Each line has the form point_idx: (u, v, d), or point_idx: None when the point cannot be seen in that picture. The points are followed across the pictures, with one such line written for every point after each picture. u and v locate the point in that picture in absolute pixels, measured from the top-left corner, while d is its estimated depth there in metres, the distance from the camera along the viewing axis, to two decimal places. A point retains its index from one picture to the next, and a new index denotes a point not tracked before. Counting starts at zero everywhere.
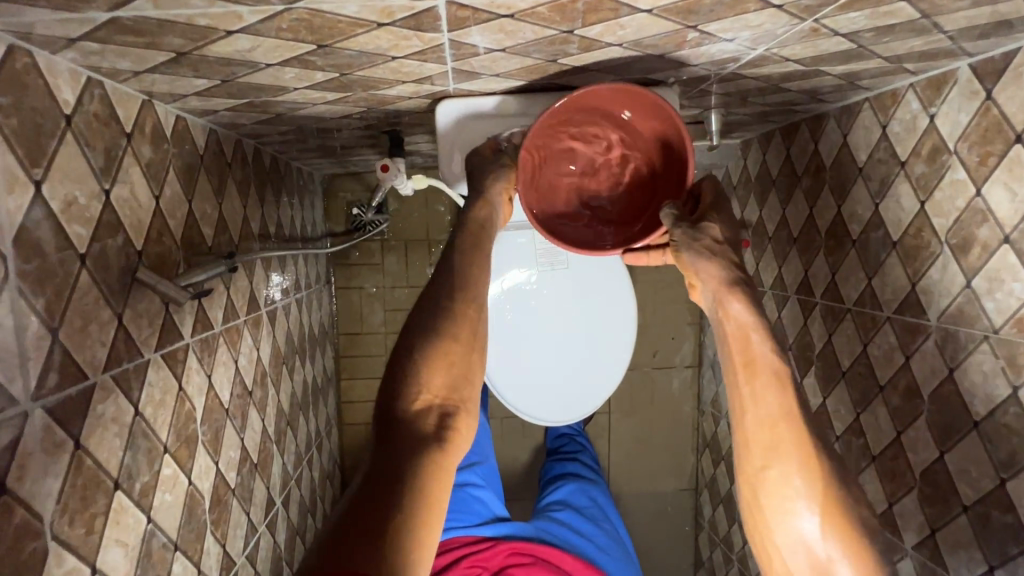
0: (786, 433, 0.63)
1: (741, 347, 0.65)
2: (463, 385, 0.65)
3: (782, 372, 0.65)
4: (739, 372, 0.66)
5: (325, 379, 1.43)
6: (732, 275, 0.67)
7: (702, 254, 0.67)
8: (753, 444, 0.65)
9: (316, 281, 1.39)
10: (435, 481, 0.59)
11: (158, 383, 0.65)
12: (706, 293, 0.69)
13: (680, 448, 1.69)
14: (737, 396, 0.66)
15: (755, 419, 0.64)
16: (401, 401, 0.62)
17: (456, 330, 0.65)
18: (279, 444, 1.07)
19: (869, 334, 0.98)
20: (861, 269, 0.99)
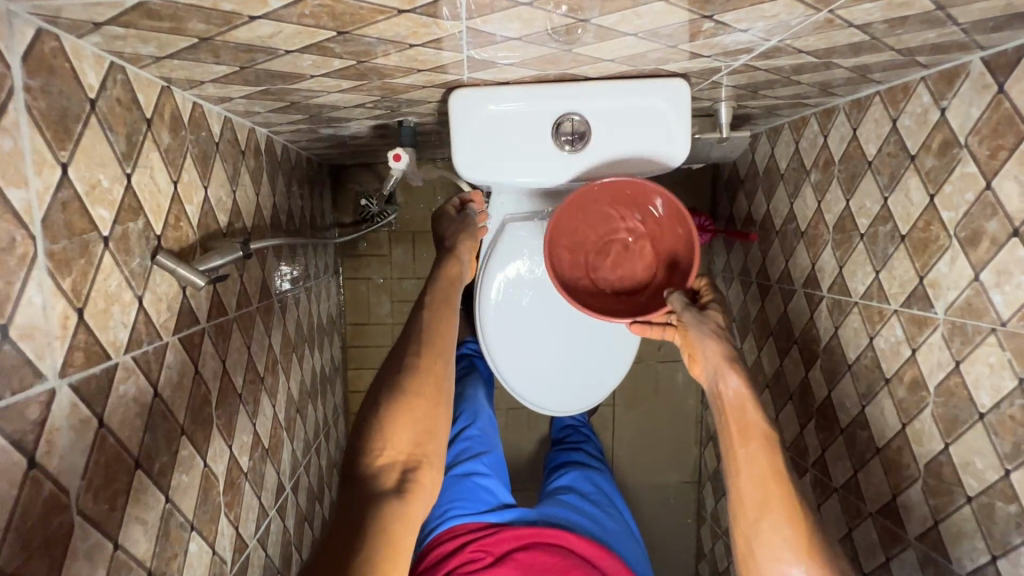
0: (777, 490, 0.72)
1: (737, 415, 0.75)
2: (426, 438, 0.70)
3: (770, 437, 0.74)
4: (735, 438, 0.75)
5: (333, 369, 1.44)
6: (730, 353, 0.78)
7: (709, 333, 0.79)
8: (748, 499, 0.73)
9: (324, 271, 1.40)
10: (401, 525, 0.63)
11: (175, 366, 0.66)
12: (707, 368, 0.79)
13: (683, 441, 1.71)
14: (731, 457, 0.75)
15: (750, 478, 0.73)
16: (364, 458, 0.67)
17: (418, 387, 0.71)
18: (289, 431, 1.08)
19: (875, 327, 0.98)
20: (868, 263, 1.00)
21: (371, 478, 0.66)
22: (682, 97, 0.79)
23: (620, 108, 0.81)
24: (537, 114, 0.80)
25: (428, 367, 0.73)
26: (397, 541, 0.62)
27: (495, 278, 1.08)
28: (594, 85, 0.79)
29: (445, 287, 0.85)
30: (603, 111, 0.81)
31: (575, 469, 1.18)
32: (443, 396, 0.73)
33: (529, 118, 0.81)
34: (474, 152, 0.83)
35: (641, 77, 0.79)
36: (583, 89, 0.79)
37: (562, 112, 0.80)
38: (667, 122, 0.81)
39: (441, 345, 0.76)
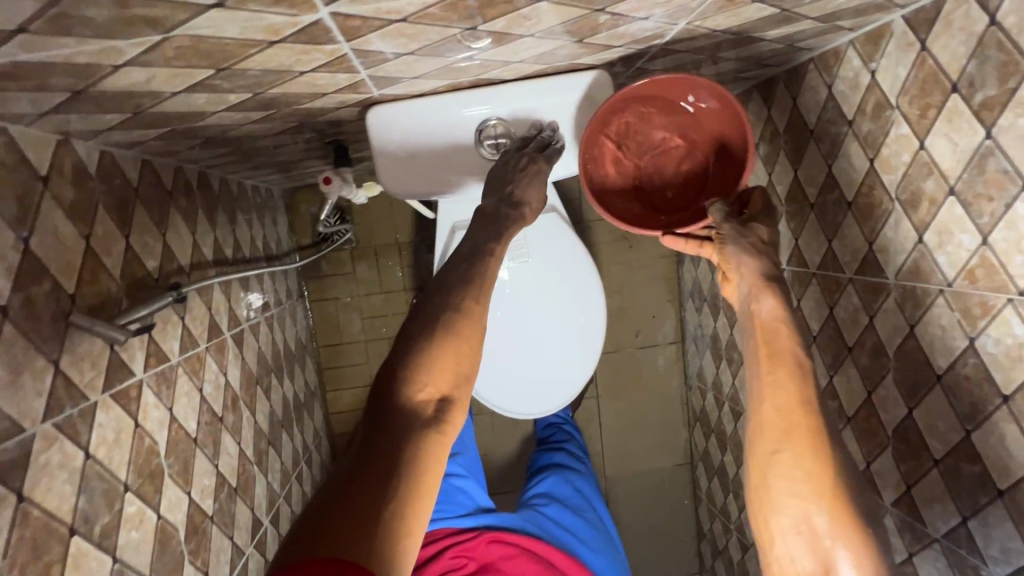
0: (802, 421, 0.63)
1: (768, 337, 0.66)
2: (467, 376, 0.61)
3: (805, 367, 0.65)
4: (770, 363, 0.65)
5: (308, 393, 1.43)
6: (768, 271, 0.68)
7: (746, 248, 0.69)
8: (768, 428, 0.64)
9: (288, 297, 1.38)
10: (431, 470, 0.55)
11: (109, 423, 0.65)
12: (740, 286, 0.69)
13: (672, 424, 1.70)
14: (756, 383, 0.66)
15: (773, 407, 0.64)
16: (400, 390, 0.58)
17: (464, 325, 0.62)
18: (261, 465, 1.07)
19: (834, 296, 0.97)
20: (821, 233, 0.99)
21: (405, 413, 0.56)
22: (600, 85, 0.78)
23: (541, 104, 0.79)
24: (461, 121, 0.79)
25: (466, 318, 0.63)
26: (426, 489, 0.54)
27: None
28: (514, 87, 0.78)
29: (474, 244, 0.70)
30: (526, 110, 0.80)
31: (554, 471, 1.17)
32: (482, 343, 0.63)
33: (453, 128, 0.79)
34: (403, 170, 0.82)
35: (556, 72, 0.78)
36: (497, 91, 0.78)
37: (486, 118, 0.79)
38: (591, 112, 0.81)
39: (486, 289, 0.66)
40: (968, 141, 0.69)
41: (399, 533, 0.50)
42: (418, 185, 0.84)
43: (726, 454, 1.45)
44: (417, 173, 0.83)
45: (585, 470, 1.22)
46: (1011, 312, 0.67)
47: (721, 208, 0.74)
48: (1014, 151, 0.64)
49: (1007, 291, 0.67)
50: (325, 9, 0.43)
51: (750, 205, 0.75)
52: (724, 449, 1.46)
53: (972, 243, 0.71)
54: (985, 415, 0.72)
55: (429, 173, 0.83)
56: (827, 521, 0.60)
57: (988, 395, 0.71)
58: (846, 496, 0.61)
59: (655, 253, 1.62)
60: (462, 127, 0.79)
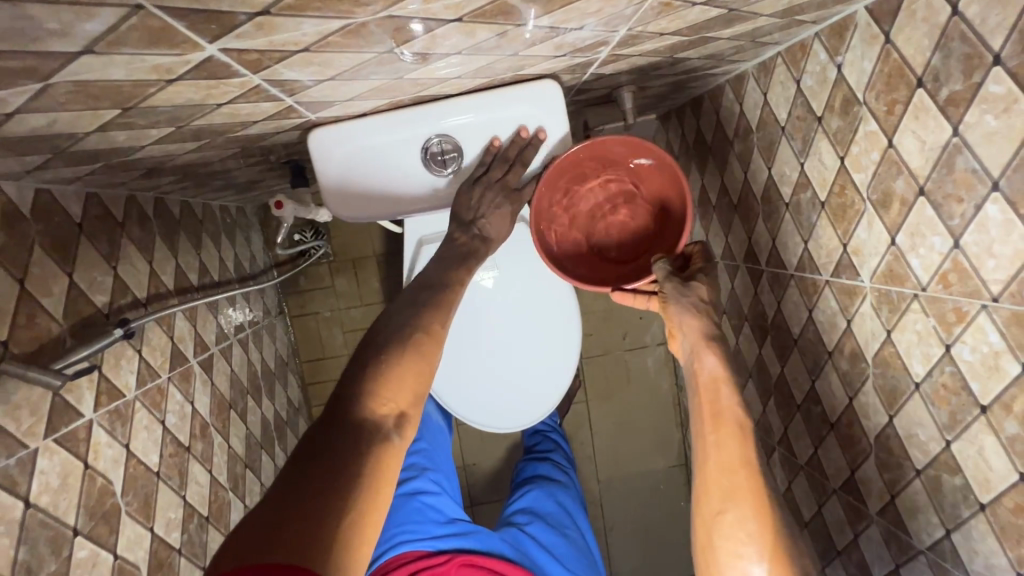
0: (744, 480, 0.67)
1: (710, 396, 0.71)
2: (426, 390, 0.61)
3: (744, 426, 0.70)
4: (718, 421, 0.70)
5: (291, 411, 1.42)
6: (710, 330, 0.74)
7: (689, 308, 0.75)
8: (713, 488, 0.67)
9: (266, 315, 1.36)
10: (387, 474, 0.53)
11: (53, 469, 0.64)
12: (684, 344, 0.76)
13: (664, 426, 1.68)
14: (699, 442, 0.70)
15: (716, 464, 0.68)
16: (360, 402, 0.56)
17: (427, 349, 0.64)
18: (236, 490, 1.06)
19: (812, 299, 0.94)
20: (797, 233, 0.95)
21: (361, 426, 0.55)
22: (550, 98, 0.76)
23: (492, 119, 0.77)
24: (406, 140, 0.76)
25: (425, 346, 0.64)
26: (383, 500, 0.52)
27: None
28: (461, 102, 0.75)
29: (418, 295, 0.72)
30: (474, 126, 0.77)
31: (537, 484, 1.16)
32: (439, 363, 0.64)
33: (397, 146, 0.76)
34: (348, 190, 0.79)
35: (505, 85, 0.75)
36: (445, 107, 0.75)
37: (432, 135, 0.76)
38: (545, 124, 0.78)
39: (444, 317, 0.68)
40: (936, 138, 0.65)
41: (352, 540, 0.47)
42: (366, 206, 0.81)
43: None
44: (361, 199, 0.80)
45: (568, 483, 1.20)
46: (985, 319, 0.63)
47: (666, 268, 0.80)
48: (981, 150, 0.60)
49: (981, 297, 0.63)
50: (213, 47, 0.41)
51: (691, 261, 0.81)
52: None
53: (944, 246, 0.67)
54: (963, 425, 0.69)
55: (374, 193, 0.80)
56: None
57: (966, 404, 0.68)
58: (787, 555, 0.64)
59: None
60: (408, 145, 0.76)
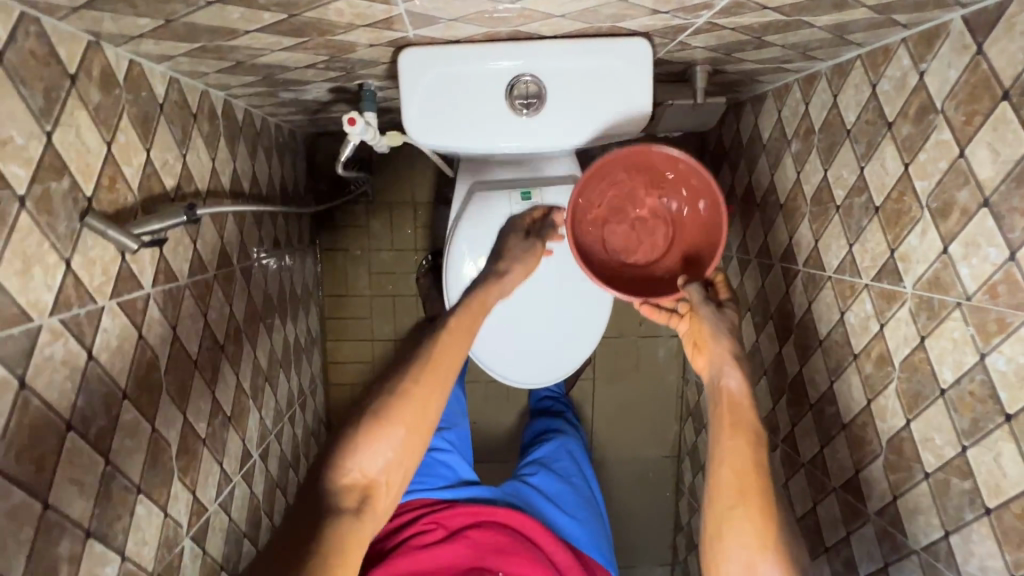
0: (754, 482, 0.74)
1: (732, 411, 0.79)
2: (397, 475, 0.68)
3: (760, 435, 0.78)
4: (738, 436, 0.77)
5: (309, 340, 1.44)
6: (733, 351, 0.85)
7: (717, 329, 0.86)
8: (727, 486, 0.75)
9: (300, 241, 1.38)
10: (348, 548, 0.62)
11: (114, 329, 0.66)
12: (709, 360, 0.86)
13: (664, 417, 1.71)
14: (718, 448, 0.78)
15: (731, 470, 0.75)
16: (329, 475, 0.65)
17: (395, 414, 0.67)
18: (256, 399, 1.09)
19: (847, 301, 0.96)
20: (843, 236, 0.97)
21: (331, 494, 0.64)
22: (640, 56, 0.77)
23: (582, 67, 0.78)
24: (495, 74, 0.78)
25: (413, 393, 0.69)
26: (347, 563, 0.61)
27: (462, 246, 1.07)
28: (553, 46, 0.76)
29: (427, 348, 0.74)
30: (560, 72, 0.78)
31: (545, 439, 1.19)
32: (424, 429, 0.69)
33: (484, 79, 0.78)
34: (427, 116, 0.80)
35: (600, 36, 0.76)
36: (539, 47, 0.76)
37: (520, 73, 0.78)
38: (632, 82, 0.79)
39: (438, 368, 0.72)
40: (1011, 152, 0.67)
41: None
42: (442, 133, 0.82)
43: None
44: (438, 116, 0.81)
45: (574, 434, 1.23)
46: None
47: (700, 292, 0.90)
48: None
49: None
50: None
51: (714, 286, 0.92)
52: None
53: (998, 257, 0.69)
54: (984, 432, 0.71)
55: (452, 122, 0.81)
56: (773, 567, 0.69)
57: (990, 412, 0.70)
58: (789, 551, 0.70)
59: None
60: (495, 79, 0.78)
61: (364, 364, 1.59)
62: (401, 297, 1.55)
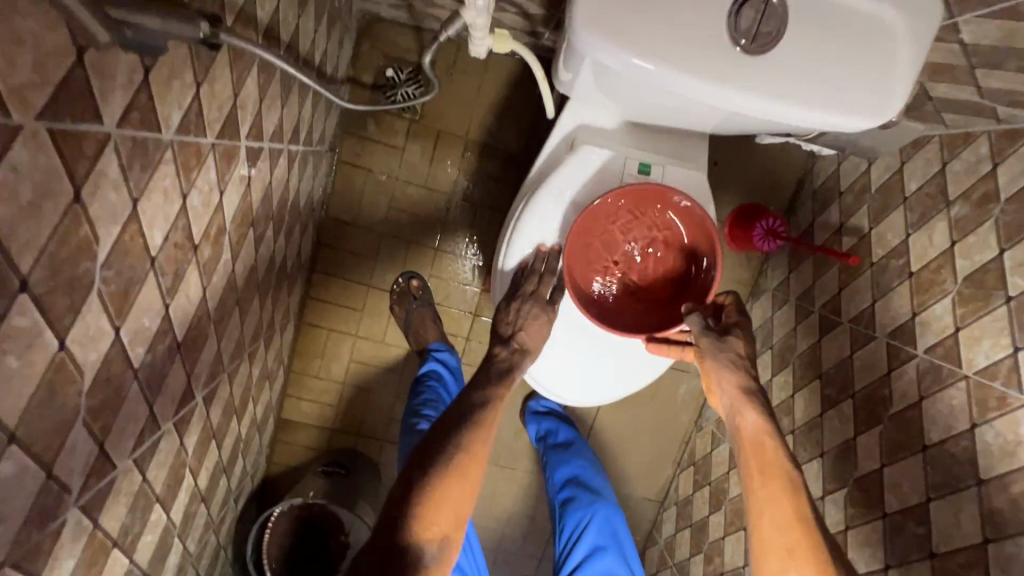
0: (800, 538, 0.72)
1: (757, 451, 0.77)
2: (465, 514, 0.75)
3: (794, 481, 0.75)
4: (759, 466, 0.76)
5: (296, 264, 1.16)
6: (747, 386, 0.80)
7: (728, 365, 0.80)
8: (772, 548, 0.73)
9: (319, 141, 1.08)
10: None
11: (34, 173, 0.38)
12: (723, 400, 0.81)
13: (660, 457, 1.54)
14: (751, 499, 0.75)
15: (773, 523, 0.73)
16: (412, 525, 0.70)
17: (468, 466, 0.75)
18: (219, 325, 0.81)
19: (987, 414, 0.78)
20: (1005, 335, 0.78)
21: (408, 547, 0.69)
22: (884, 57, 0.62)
23: (825, 43, 0.62)
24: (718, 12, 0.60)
25: (466, 459, 0.75)
26: None
27: (544, 209, 0.84)
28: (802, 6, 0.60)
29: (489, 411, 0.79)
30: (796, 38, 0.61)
31: (578, 512, 1.18)
32: (479, 477, 0.77)
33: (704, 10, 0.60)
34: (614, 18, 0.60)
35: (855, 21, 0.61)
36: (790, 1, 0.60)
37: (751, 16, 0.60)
38: (892, 58, 0.63)
39: (487, 427, 0.79)
40: None
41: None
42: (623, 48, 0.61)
43: (713, 514, 1.33)
44: (634, 12, 0.60)
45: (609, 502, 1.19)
46: None
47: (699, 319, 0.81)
48: None
49: None
50: None
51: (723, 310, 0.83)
52: (713, 508, 1.33)
53: None
54: None
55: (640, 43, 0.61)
56: None
57: None
58: None
59: (730, 275, 1.41)
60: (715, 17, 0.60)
61: (350, 310, 1.32)
62: (417, 245, 1.29)
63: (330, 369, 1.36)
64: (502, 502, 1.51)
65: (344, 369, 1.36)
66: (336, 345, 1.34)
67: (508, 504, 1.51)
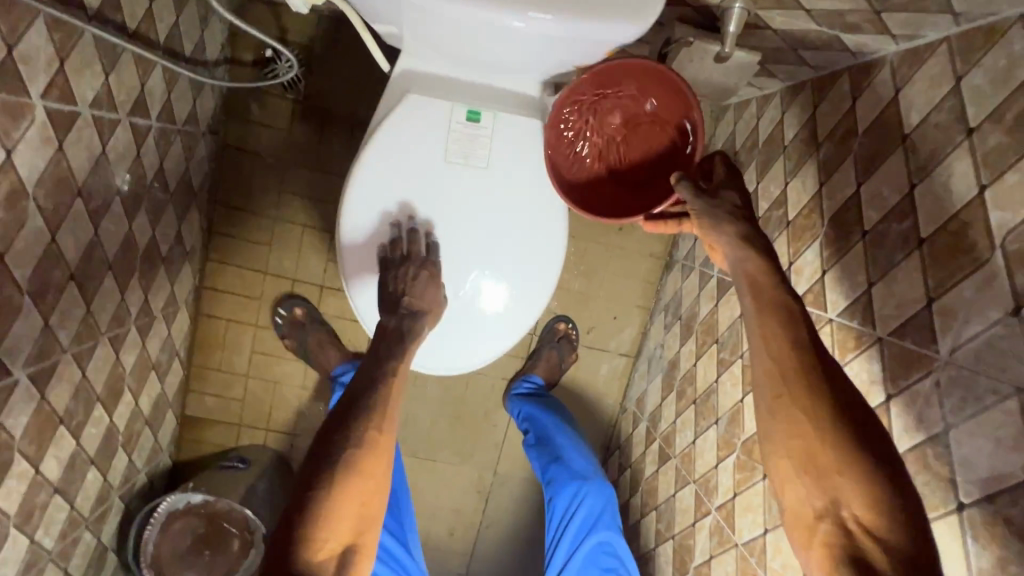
0: (795, 363, 0.58)
1: (757, 286, 0.61)
2: (371, 521, 0.65)
3: (795, 310, 0.60)
4: (783, 352, 0.58)
5: (177, 250, 1.13)
6: (747, 229, 0.65)
7: (724, 214, 0.65)
8: (764, 371, 0.59)
9: (187, 121, 1.06)
10: None
11: None
12: (721, 252, 0.66)
13: (589, 444, 1.48)
14: (747, 324, 0.61)
15: (771, 349, 0.59)
16: (302, 547, 0.59)
17: (371, 462, 0.65)
18: (42, 299, 0.78)
19: (846, 357, 0.73)
20: (862, 272, 0.73)
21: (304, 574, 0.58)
22: None
23: None
24: None
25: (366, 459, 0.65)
26: None
27: (375, 174, 0.78)
28: None
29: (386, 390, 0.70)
30: None
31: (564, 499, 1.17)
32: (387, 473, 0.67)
33: None
34: None
35: None
36: None
37: None
38: None
39: (390, 412, 0.69)
40: None
41: None
42: None
43: (633, 497, 1.27)
44: None
45: (599, 479, 1.18)
46: None
47: (688, 185, 0.68)
48: None
49: None
50: None
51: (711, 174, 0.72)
52: (633, 491, 1.27)
53: None
54: None
55: None
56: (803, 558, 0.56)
57: None
58: None
59: (642, 248, 1.38)
60: None
61: (248, 298, 1.29)
62: (311, 228, 1.26)
63: (232, 362, 1.32)
64: (425, 496, 1.46)
65: (247, 360, 1.32)
66: (237, 336, 1.31)
67: (430, 498, 1.45)
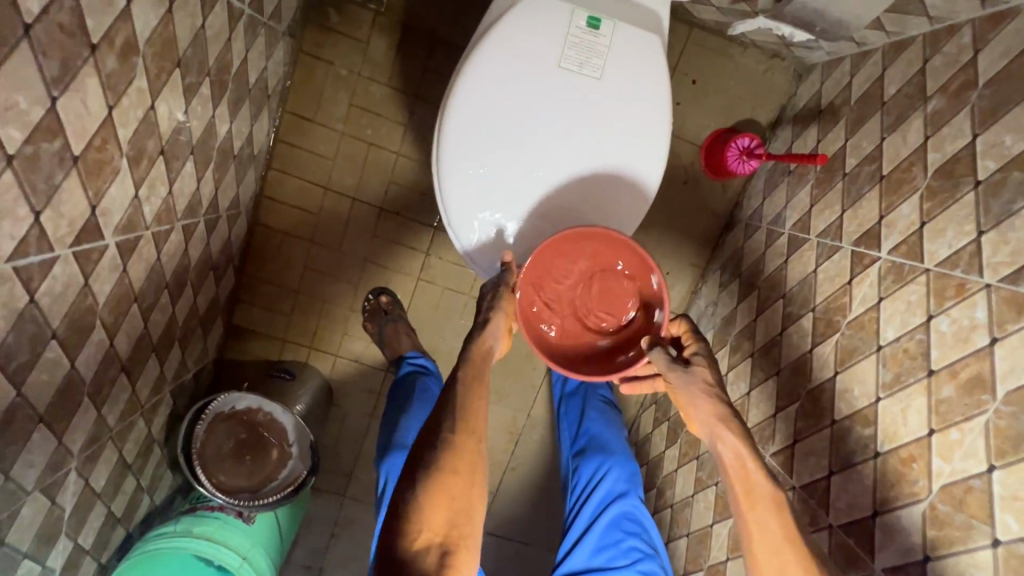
0: (794, 554, 0.67)
1: (741, 478, 0.71)
2: (467, 514, 0.69)
3: (779, 499, 0.70)
4: (779, 543, 0.68)
5: (246, 150, 1.12)
6: (722, 408, 0.75)
7: (699, 394, 0.75)
8: (765, 567, 0.68)
9: (272, 14, 1.03)
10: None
11: None
12: (702, 428, 0.76)
13: (623, 397, 1.48)
14: (741, 522, 0.70)
15: (764, 544, 0.68)
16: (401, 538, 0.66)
17: (457, 462, 0.70)
18: (134, 167, 0.76)
19: (945, 303, 0.72)
20: (970, 221, 0.73)
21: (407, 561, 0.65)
22: None
23: None
24: None
25: (457, 457, 0.70)
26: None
27: (488, 65, 0.80)
28: None
29: (477, 380, 0.76)
30: None
31: (593, 461, 1.15)
32: (478, 466, 0.71)
33: None
34: None
35: None
36: None
37: None
38: None
39: (476, 416, 0.74)
40: None
41: None
42: None
43: (669, 448, 1.28)
44: None
45: (623, 454, 1.16)
46: None
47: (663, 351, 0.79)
48: None
49: None
50: None
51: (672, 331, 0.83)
52: (669, 443, 1.29)
53: None
54: None
55: None
56: None
57: None
58: None
59: (703, 207, 1.37)
60: None
61: (305, 212, 1.28)
62: (376, 147, 1.26)
63: (282, 276, 1.31)
64: None
65: (299, 276, 1.32)
66: (290, 249, 1.30)
67: None
